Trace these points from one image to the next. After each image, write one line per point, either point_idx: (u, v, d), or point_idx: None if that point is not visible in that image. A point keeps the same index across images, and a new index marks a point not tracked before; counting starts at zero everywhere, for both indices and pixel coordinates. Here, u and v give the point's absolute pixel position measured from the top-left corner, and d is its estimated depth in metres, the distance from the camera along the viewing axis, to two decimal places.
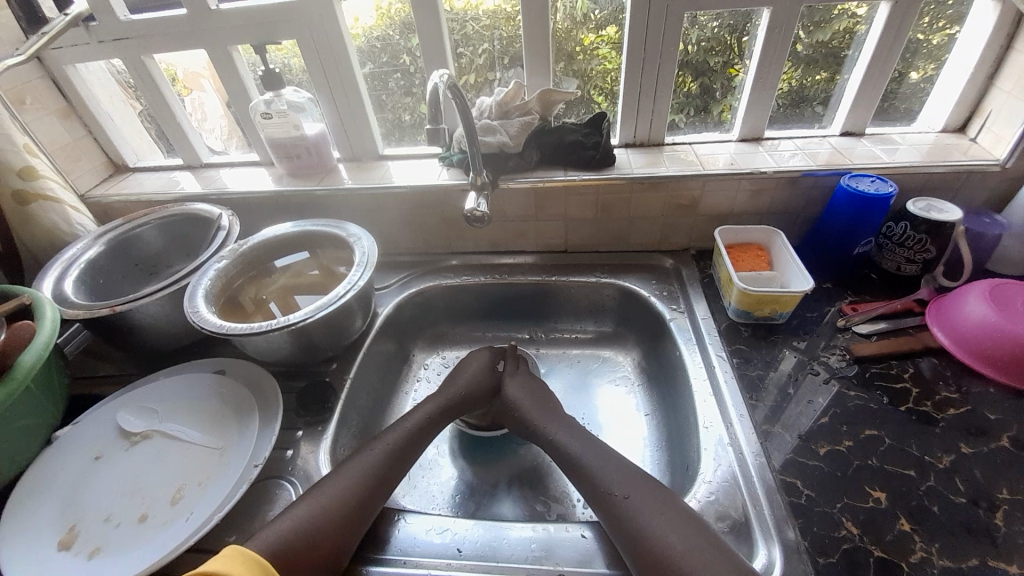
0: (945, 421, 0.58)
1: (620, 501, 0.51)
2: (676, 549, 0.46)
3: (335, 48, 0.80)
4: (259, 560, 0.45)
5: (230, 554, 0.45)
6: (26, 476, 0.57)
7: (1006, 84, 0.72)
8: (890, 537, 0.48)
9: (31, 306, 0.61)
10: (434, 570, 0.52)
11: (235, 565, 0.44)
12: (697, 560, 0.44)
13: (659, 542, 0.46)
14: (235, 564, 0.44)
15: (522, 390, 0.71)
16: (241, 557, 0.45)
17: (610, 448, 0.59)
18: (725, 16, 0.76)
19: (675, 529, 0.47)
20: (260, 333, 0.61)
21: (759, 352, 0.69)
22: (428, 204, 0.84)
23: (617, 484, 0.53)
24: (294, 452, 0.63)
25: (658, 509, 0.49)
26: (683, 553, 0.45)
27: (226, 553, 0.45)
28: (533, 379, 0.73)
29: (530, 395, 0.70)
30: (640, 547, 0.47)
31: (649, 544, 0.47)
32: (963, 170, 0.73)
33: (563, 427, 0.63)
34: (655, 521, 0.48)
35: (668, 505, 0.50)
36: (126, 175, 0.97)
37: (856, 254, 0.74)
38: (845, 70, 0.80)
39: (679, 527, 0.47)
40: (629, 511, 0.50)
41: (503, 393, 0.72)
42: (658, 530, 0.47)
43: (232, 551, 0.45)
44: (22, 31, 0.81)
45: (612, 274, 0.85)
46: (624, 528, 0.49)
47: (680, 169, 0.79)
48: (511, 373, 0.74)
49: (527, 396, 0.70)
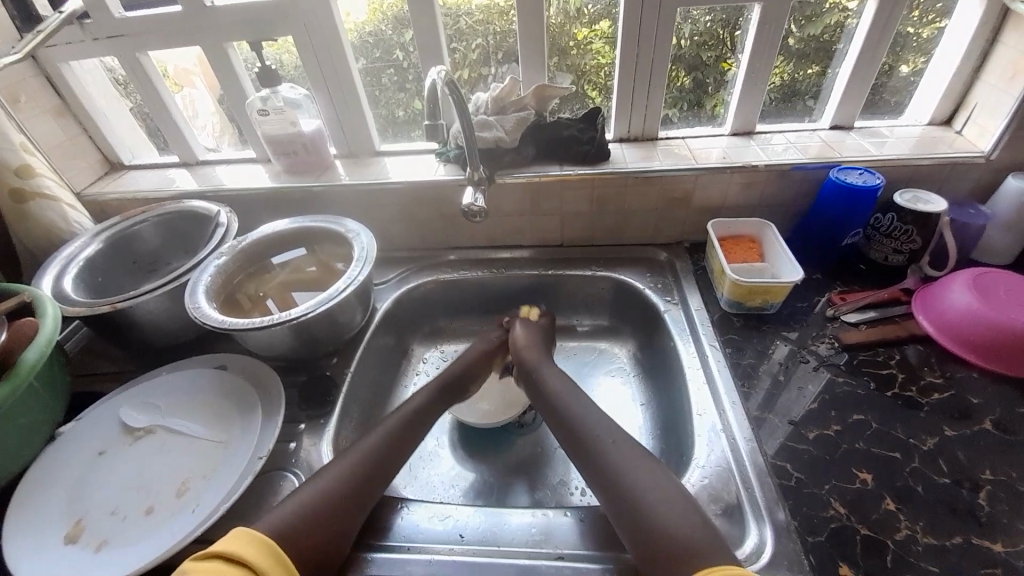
0: (930, 405, 0.60)
1: (610, 460, 0.54)
2: (646, 494, 0.49)
3: (331, 45, 0.81)
4: (285, 561, 0.46)
5: (264, 547, 0.45)
6: (30, 473, 0.58)
7: (991, 77, 0.74)
8: (876, 517, 0.50)
9: (32, 303, 0.61)
10: (437, 555, 0.53)
11: (249, 548, 0.45)
12: (695, 538, 0.45)
13: (658, 521, 0.47)
14: (272, 563, 0.45)
15: (526, 335, 0.78)
16: (278, 560, 0.45)
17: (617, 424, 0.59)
18: (716, 10, 0.78)
19: (649, 478, 0.51)
20: (261, 328, 0.62)
21: (751, 342, 0.71)
22: (425, 199, 0.85)
23: (605, 433, 0.57)
24: (297, 445, 0.64)
25: (636, 460, 0.53)
26: (681, 532, 0.46)
27: (257, 542, 0.45)
28: (546, 328, 0.80)
29: (532, 339, 0.77)
30: (637, 526, 0.48)
31: (647, 523, 0.47)
32: (950, 162, 0.74)
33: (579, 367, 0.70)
34: (632, 470, 0.52)
35: (665, 485, 0.50)
36: (122, 173, 0.97)
37: (845, 244, 0.76)
38: (835, 64, 0.82)
39: (677, 507, 0.48)
40: (627, 489, 0.50)
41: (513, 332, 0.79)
42: (634, 478, 0.51)
43: (242, 533, 0.46)
44: (16, 29, 0.81)
45: (608, 268, 0.87)
46: (624, 508, 0.50)
47: (673, 163, 0.80)
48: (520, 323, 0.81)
49: (536, 339, 0.77)
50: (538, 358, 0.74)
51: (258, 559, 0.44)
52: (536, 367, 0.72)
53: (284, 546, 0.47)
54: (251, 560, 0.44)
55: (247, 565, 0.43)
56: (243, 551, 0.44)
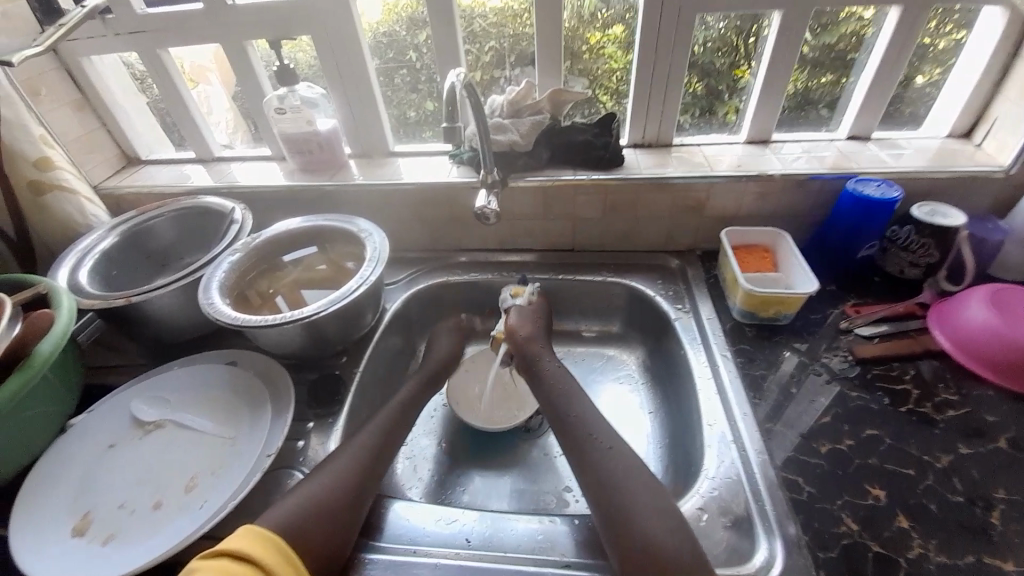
0: (944, 422, 0.59)
1: (604, 462, 0.54)
2: (637, 500, 0.49)
3: (348, 45, 0.81)
4: (291, 558, 0.46)
5: (270, 546, 0.46)
6: (42, 464, 0.58)
7: (1012, 91, 0.73)
8: (888, 534, 0.50)
9: (48, 295, 0.62)
10: (443, 559, 0.53)
11: (256, 546, 0.45)
12: (687, 562, 0.45)
13: (653, 543, 0.46)
14: (279, 560, 0.45)
15: (520, 319, 0.77)
16: (285, 558, 0.46)
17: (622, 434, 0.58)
18: (732, 18, 0.77)
19: (641, 484, 0.51)
20: (274, 326, 0.62)
21: (762, 352, 0.70)
22: (438, 200, 0.85)
23: (601, 435, 0.57)
24: (306, 443, 0.64)
25: (632, 465, 0.53)
26: (675, 557, 0.45)
27: (263, 540, 0.46)
28: (540, 311, 0.79)
29: (529, 326, 0.76)
30: (629, 545, 0.47)
31: (641, 543, 0.46)
32: (968, 176, 0.74)
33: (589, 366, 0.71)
34: (626, 475, 0.52)
35: (662, 504, 0.49)
36: (138, 167, 0.98)
37: (861, 257, 0.76)
38: (852, 74, 0.81)
39: (674, 529, 0.47)
40: (623, 508, 0.49)
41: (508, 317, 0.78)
42: (627, 483, 0.51)
43: (249, 531, 0.47)
44: (38, 23, 0.82)
45: (619, 274, 0.86)
46: (619, 526, 0.48)
47: (687, 171, 0.80)
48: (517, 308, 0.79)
49: (531, 325, 0.76)
50: (541, 347, 0.73)
51: (265, 557, 0.45)
52: (539, 357, 0.72)
53: (292, 544, 0.47)
54: (258, 557, 0.44)
55: (254, 563, 0.44)
56: (250, 549, 0.45)
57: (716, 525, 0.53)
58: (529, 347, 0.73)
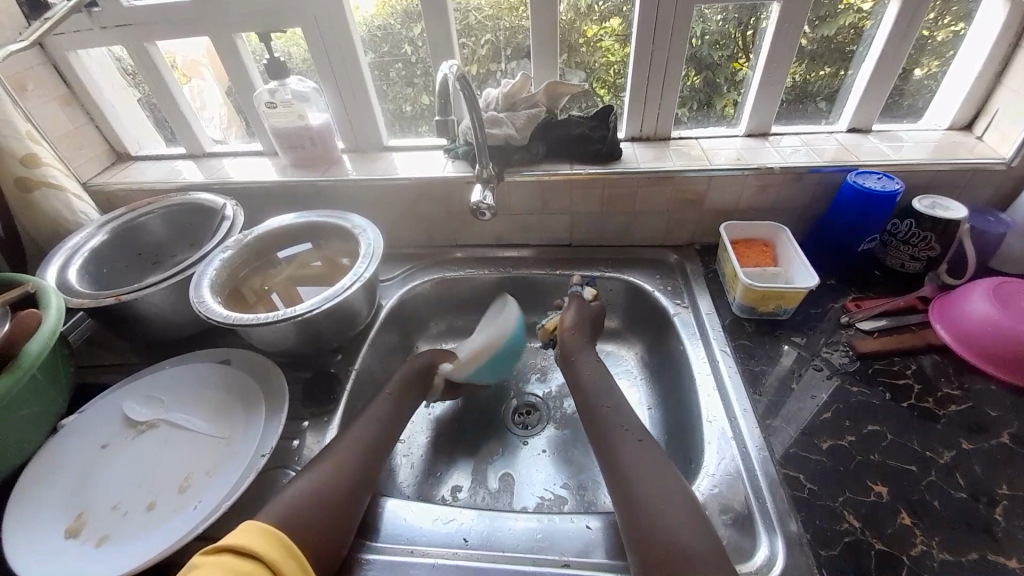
0: (946, 417, 0.59)
1: (621, 451, 0.55)
2: (646, 489, 0.50)
3: (339, 38, 0.79)
4: (299, 557, 0.45)
5: (276, 541, 0.45)
6: (34, 463, 0.57)
7: (1014, 82, 0.72)
8: (890, 531, 0.49)
9: (36, 294, 0.61)
10: (441, 560, 0.52)
11: (267, 545, 0.44)
12: (695, 544, 0.45)
13: (665, 528, 0.46)
14: (287, 559, 0.44)
15: (577, 317, 0.76)
16: (292, 558, 0.45)
17: (633, 427, 0.58)
18: (730, 9, 0.76)
19: (650, 471, 0.52)
20: (266, 324, 0.61)
21: (761, 347, 0.69)
22: (434, 195, 0.84)
23: (623, 427, 0.58)
24: (301, 442, 0.63)
25: (644, 453, 0.54)
26: (683, 541, 0.45)
27: (272, 537, 0.45)
28: (597, 317, 0.79)
29: (587, 326, 0.77)
30: (643, 528, 0.47)
31: (653, 527, 0.47)
32: (969, 169, 0.73)
33: (591, 364, 0.71)
34: (639, 462, 0.53)
35: (675, 496, 0.49)
36: (129, 163, 0.96)
37: (861, 251, 0.75)
38: (851, 66, 0.80)
39: (687, 522, 0.47)
40: (639, 499, 0.50)
41: (567, 309, 0.78)
42: (637, 471, 0.52)
43: (256, 528, 0.45)
44: (24, 17, 0.80)
45: (618, 269, 0.86)
46: (632, 515, 0.49)
47: (686, 164, 0.79)
48: (579, 300, 0.79)
49: (585, 323, 0.76)
50: (581, 343, 0.74)
51: (274, 557, 0.44)
52: (578, 349, 0.73)
53: (298, 544, 0.46)
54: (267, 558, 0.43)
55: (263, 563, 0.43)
56: (255, 544, 0.44)
57: (716, 522, 0.53)
58: (572, 338, 0.74)
